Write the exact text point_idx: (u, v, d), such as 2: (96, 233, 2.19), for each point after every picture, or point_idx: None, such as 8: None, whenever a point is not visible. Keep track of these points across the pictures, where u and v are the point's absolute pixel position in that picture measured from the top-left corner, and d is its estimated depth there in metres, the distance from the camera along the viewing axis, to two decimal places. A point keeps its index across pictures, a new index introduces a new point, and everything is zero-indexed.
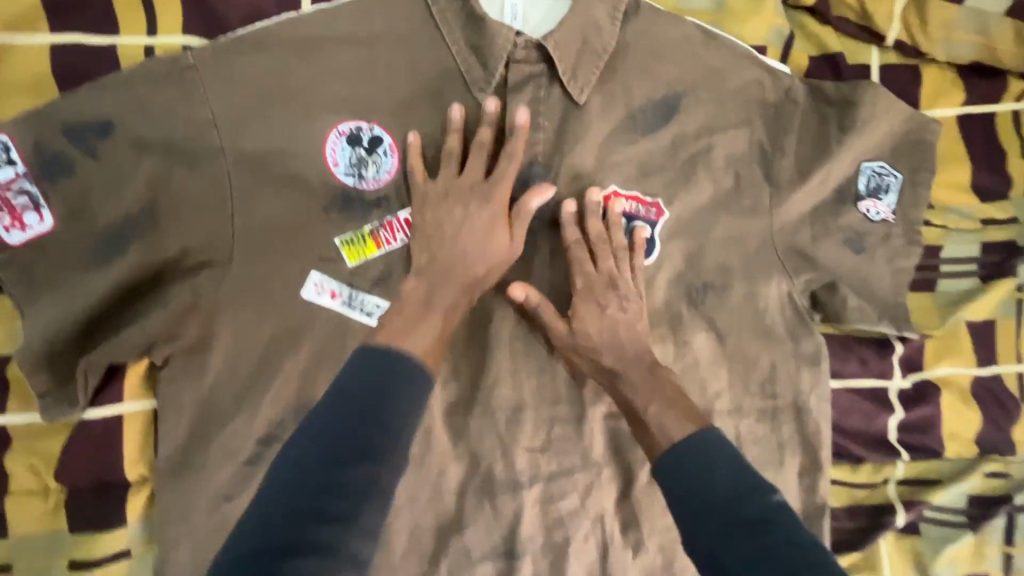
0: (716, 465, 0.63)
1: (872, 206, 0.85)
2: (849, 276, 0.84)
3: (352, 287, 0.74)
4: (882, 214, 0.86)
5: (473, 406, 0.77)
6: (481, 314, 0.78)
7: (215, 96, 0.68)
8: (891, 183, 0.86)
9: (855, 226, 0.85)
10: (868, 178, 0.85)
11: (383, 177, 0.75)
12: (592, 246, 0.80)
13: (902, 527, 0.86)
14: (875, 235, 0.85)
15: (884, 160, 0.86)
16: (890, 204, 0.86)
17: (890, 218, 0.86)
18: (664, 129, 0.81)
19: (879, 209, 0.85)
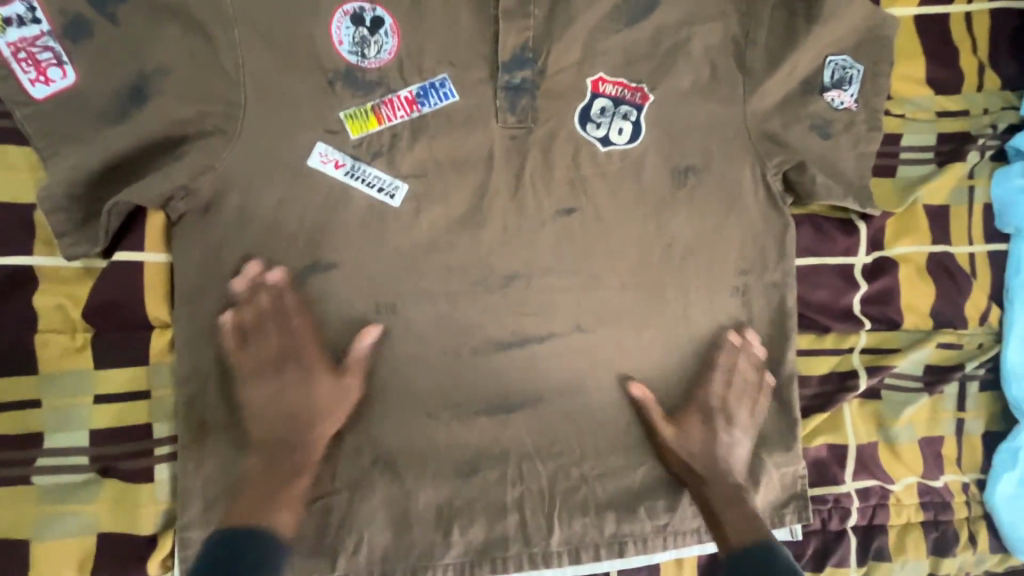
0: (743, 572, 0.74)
1: (837, 96, 0.92)
2: (816, 158, 0.91)
3: (356, 160, 0.80)
4: (846, 103, 0.93)
5: (469, 273, 0.83)
6: (478, 187, 0.83)
7: None
8: (854, 75, 0.93)
9: (822, 113, 0.92)
10: (834, 70, 0.92)
11: (384, 57, 0.80)
12: (581, 129, 0.86)
13: (863, 391, 0.96)
14: (840, 122, 0.93)
15: (848, 53, 0.93)
16: (853, 94, 0.93)
17: (853, 107, 0.93)
18: (647, 20, 0.87)
19: (844, 98, 0.93)
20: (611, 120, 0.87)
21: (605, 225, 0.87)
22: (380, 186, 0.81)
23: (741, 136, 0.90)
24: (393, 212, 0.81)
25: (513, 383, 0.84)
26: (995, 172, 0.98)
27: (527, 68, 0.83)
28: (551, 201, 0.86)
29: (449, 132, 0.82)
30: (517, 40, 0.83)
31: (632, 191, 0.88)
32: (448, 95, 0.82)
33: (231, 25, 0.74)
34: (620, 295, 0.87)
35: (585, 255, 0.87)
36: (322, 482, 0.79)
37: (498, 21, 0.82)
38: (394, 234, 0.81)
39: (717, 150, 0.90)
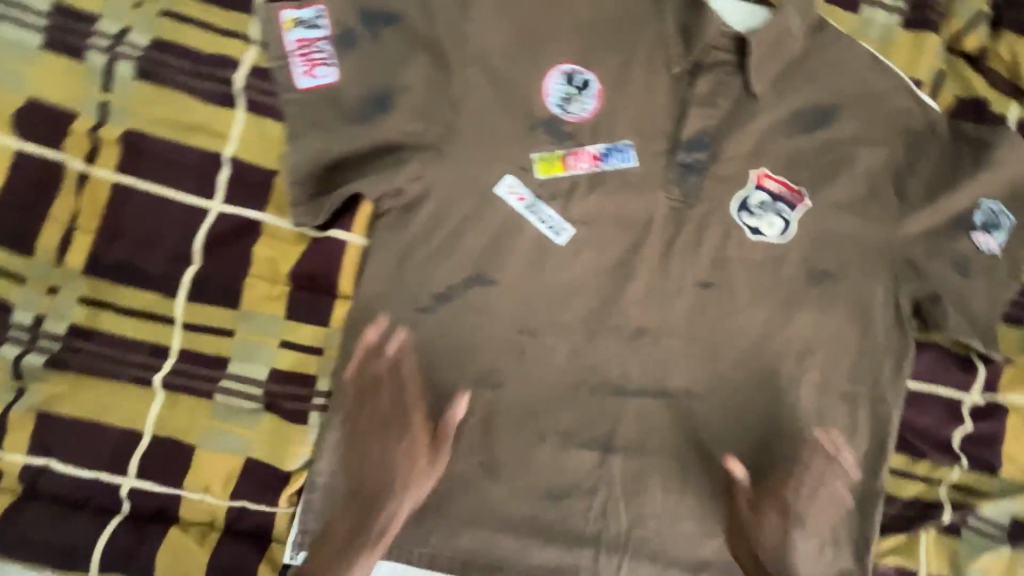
0: (692, 422, 0.92)
1: (983, 240, 0.96)
2: (951, 294, 0.95)
3: (536, 198, 0.90)
4: (992, 248, 0.96)
5: (606, 319, 0.91)
6: (635, 246, 0.92)
7: (477, 20, 0.87)
8: (1002, 222, 0.97)
9: (964, 252, 0.96)
10: (985, 214, 0.96)
11: (583, 115, 0.90)
12: (736, 216, 0.94)
13: (946, 525, 0.97)
14: (981, 264, 0.96)
15: (1003, 201, 0.98)
16: (998, 240, 0.97)
17: (997, 252, 0.97)
18: (821, 131, 0.94)
19: (989, 243, 0.96)
20: (766, 213, 0.94)
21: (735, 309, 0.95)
22: (550, 224, 0.90)
23: (883, 255, 0.96)
24: (555, 248, 0.91)
25: (621, 427, 0.91)
26: None
27: (702, 152, 0.92)
28: (693, 274, 0.93)
29: (621, 191, 0.92)
30: (700, 126, 0.92)
31: (771, 279, 0.95)
32: (628, 160, 0.92)
33: (470, 64, 0.87)
34: (733, 374, 0.94)
35: (710, 329, 0.93)
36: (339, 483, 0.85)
37: (688, 106, 0.92)
38: (551, 268, 0.90)
39: (859, 262, 0.96)
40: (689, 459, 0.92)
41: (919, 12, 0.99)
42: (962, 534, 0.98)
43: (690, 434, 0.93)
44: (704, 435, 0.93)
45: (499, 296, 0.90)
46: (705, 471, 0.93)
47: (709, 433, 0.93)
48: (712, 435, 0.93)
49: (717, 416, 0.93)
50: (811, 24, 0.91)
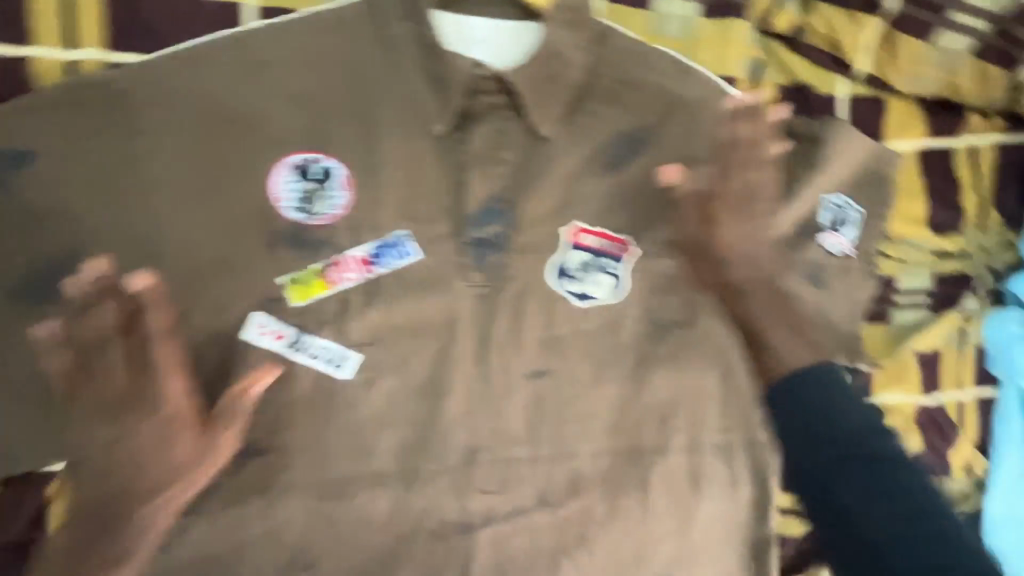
0: (813, 393, 0.74)
1: (833, 240, 0.87)
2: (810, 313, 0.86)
3: (300, 330, 0.71)
4: (844, 248, 0.88)
5: (426, 449, 0.75)
6: (444, 355, 0.76)
7: (160, 131, 0.68)
8: (852, 215, 0.87)
9: (813, 260, 0.86)
10: (831, 211, 0.86)
11: (334, 212, 0.70)
12: (559, 286, 0.78)
13: None
14: (834, 269, 0.87)
15: (847, 192, 0.87)
16: (851, 238, 0.88)
17: (851, 253, 0.88)
18: (633, 164, 0.79)
19: (841, 243, 0.87)
20: (591, 273, 0.79)
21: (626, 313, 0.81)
22: (328, 356, 0.72)
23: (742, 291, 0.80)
24: (342, 384, 0.73)
25: (473, 566, 0.77)
26: (989, 315, 0.96)
27: (498, 222, 0.75)
28: (520, 365, 0.78)
29: (410, 295, 0.74)
30: (488, 191, 0.74)
31: (610, 348, 0.81)
32: (408, 254, 0.73)
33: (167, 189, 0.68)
34: (591, 464, 0.82)
35: (554, 421, 0.80)
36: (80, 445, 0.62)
37: (466, 170, 0.73)
38: (344, 411, 0.73)
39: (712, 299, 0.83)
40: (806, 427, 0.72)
41: None
42: None
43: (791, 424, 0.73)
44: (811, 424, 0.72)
45: (285, 459, 0.71)
46: (846, 461, 0.70)
47: (827, 429, 0.71)
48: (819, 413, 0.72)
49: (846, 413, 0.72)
50: (590, 41, 0.74)
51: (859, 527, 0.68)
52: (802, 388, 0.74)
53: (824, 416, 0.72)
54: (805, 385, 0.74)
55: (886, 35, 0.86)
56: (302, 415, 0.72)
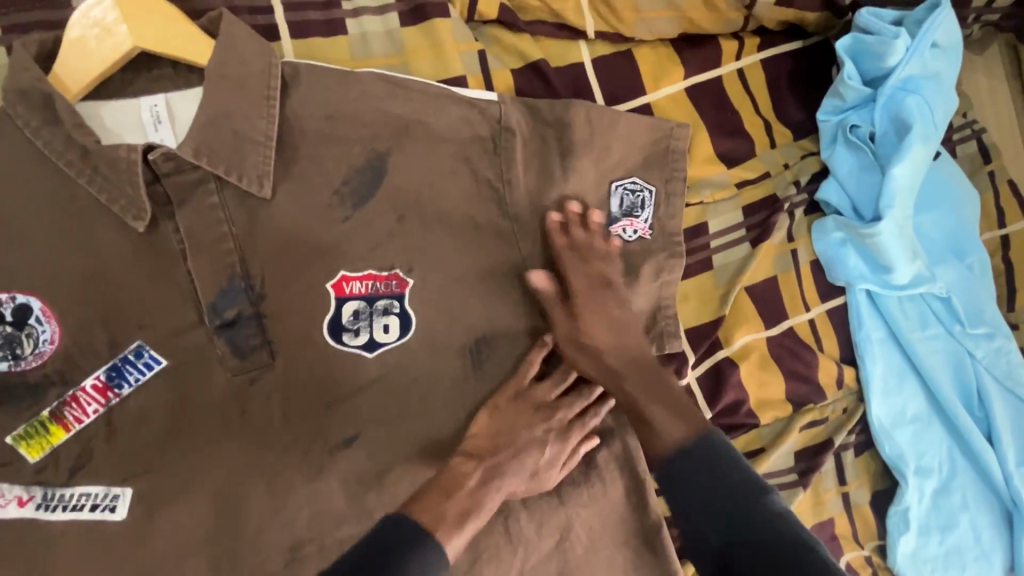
0: (699, 479, 0.60)
1: (629, 226, 0.79)
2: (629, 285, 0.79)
3: (46, 486, 0.64)
4: (641, 231, 0.79)
5: (239, 564, 0.67)
6: (226, 460, 0.68)
7: None
8: (646, 197, 0.80)
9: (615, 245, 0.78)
10: (621, 197, 0.79)
11: (44, 349, 0.63)
12: (338, 345, 0.72)
13: None
14: (640, 248, 0.79)
15: (635, 175, 0.80)
16: (647, 220, 0.80)
17: (648, 235, 0.80)
18: (379, 198, 0.73)
19: (638, 227, 0.79)
20: (370, 320, 0.73)
21: (590, 369, 0.75)
22: (93, 502, 0.64)
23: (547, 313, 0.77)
24: (115, 527, 0.65)
25: None
26: (812, 226, 0.94)
27: (241, 301, 0.68)
28: (320, 440, 0.71)
29: (166, 410, 0.67)
30: (216, 273, 0.67)
31: (420, 391, 0.75)
32: (150, 365, 0.66)
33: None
34: None
35: (380, 485, 0.72)
36: None
37: (185, 258, 0.66)
38: (126, 557, 0.64)
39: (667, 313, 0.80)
40: (700, 532, 0.59)
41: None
42: None
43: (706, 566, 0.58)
44: (687, 503, 0.60)
45: None
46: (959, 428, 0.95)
47: (715, 532, 0.58)
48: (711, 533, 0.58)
49: (727, 474, 0.59)
50: (277, 89, 0.68)
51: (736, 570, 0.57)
52: (679, 468, 0.62)
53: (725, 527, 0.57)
54: (682, 463, 0.62)
55: None
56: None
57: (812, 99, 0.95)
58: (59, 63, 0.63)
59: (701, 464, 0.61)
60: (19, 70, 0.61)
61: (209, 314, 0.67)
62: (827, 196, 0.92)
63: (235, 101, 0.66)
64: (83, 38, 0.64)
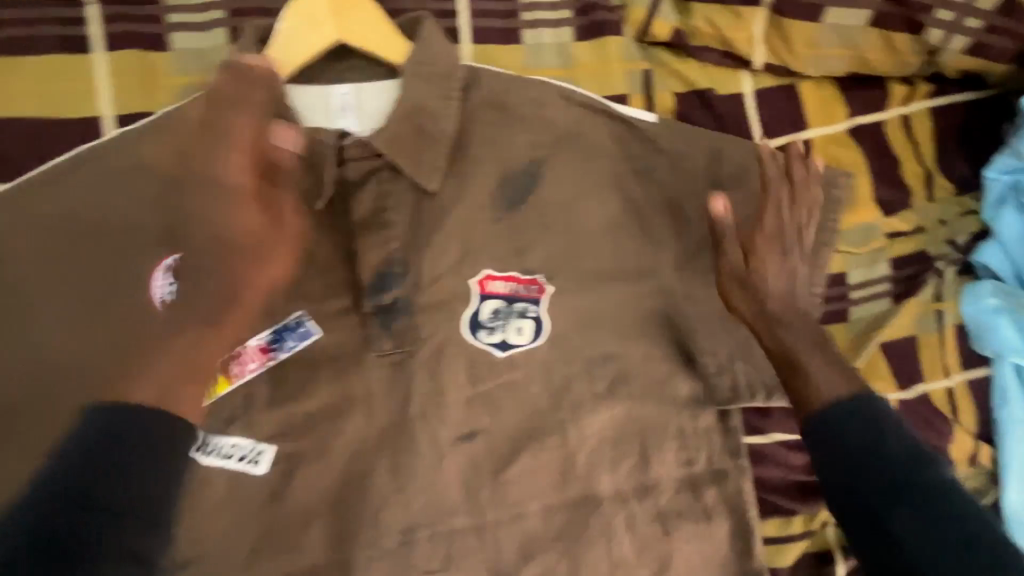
0: (851, 432, 0.59)
1: None
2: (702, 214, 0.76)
3: (206, 432, 0.69)
4: None
5: (358, 538, 0.70)
6: (360, 434, 0.72)
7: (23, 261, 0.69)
8: None
9: None
10: None
11: None
12: (475, 341, 0.75)
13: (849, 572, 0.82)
14: None
15: None
16: None
17: None
18: (530, 204, 0.76)
19: None
20: (508, 320, 0.75)
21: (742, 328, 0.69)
22: (241, 453, 0.69)
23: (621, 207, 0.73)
24: (258, 480, 0.69)
25: None
26: (963, 289, 0.88)
27: (397, 285, 0.71)
28: (447, 429, 0.74)
29: (313, 379, 0.71)
30: (379, 257, 0.71)
31: (543, 395, 0.76)
32: (308, 334, 0.71)
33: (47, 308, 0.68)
34: (546, 522, 0.76)
35: (494, 481, 0.75)
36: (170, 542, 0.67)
37: (353, 238, 0.70)
38: (263, 508, 0.69)
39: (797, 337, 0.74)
40: (874, 512, 0.56)
41: (589, 11, 0.77)
42: None
43: (856, 527, 0.58)
44: (864, 497, 0.57)
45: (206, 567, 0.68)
46: None
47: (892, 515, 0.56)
48: (870, 501, 0.57)
49: (901, 440, 0.58)
50: (459, 87, 0.71)
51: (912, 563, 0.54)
52: (841, 426, 0.60)
53: (911, 517, 0.55)
54: (836, 424, 0.60)
55: (776, 20, 0.77)
56: (222, 519, 0.68)
57: (981, 154, 0.89)
58: (272, 48, 0.69)
59: (848, 426, 0.59)
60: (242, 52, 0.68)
61: (368, 294, 0.71)
62: (984, 258, 0.86)
63: (422, 96, 0.69)
64: (293, 26, 0.68)
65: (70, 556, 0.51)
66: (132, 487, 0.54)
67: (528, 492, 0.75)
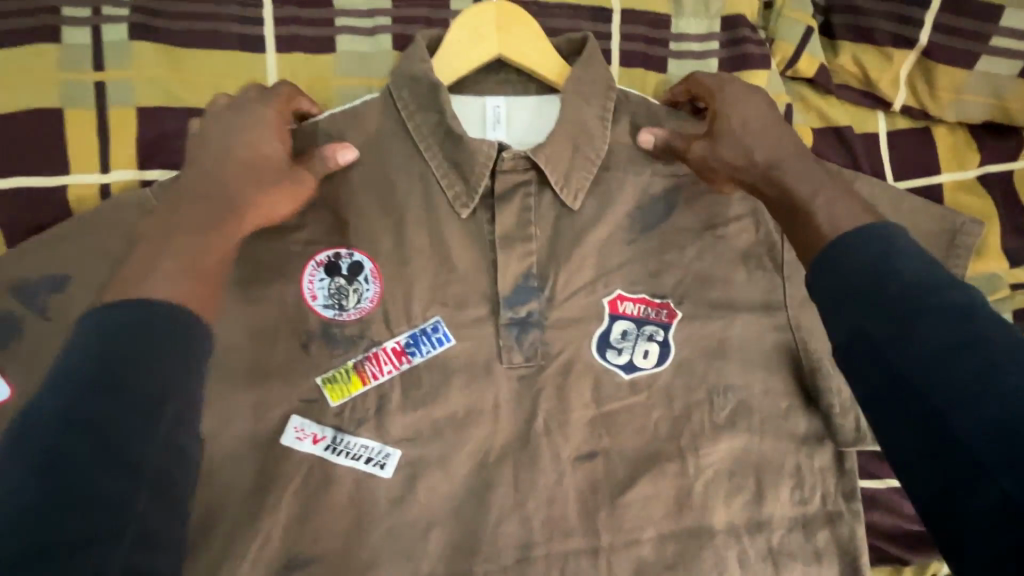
0: (868, 263, 0.52)
1: None
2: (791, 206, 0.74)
3: (337, 431, 0.68)
4: None
5: (476, 550, 0.70)
6: (485, 446, 0.71)
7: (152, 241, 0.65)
8: None
9: None
10: None
11: (364, 305, 0.69)
12: (603, 361, 0.74)
13: None
14: None
15: None
16: None
17: None
18: (667, 227, 0.75)
19: None
20: (636, 343, 0.75)
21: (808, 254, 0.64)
22: (369, 455, 0.69)
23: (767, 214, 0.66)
24: (384, 484, 0.69)
25: None
26: None
27: (534, 299, 0.71)
28: (569, 447, 0.73)
29: (444, 386, 0.71)
30: (521, 269, 0.71)
31: (665, 421, 0.76)
32: (442, 340, 0.71)
33: None
34: (659, 551, 0.74)
35: (611, 505, 0.74)
36: (293, 540, 0.67)
37: (495, 248, 0.70)
38: (386, 513, 0.69)
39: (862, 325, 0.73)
40: (904, 379, 0.46)
41: (737, 44, 0.78)
42: None
43: (917, 442, 0.45)
44: (889, 348, 0.48)
45: (327, 569, 0.67)
46: None
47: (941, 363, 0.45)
48: (900, 351, 0.47)
49: (908, 268, 0.50)
50: (612, 109, 0.73)
51: (950, 417, 0.44)
52: (851, 258, 0.54)
53: (981, 360, 0.44)
54: (847, 254, 0.54)
55: (923, 64, 0.78)
56: (346, 520, 0.68)
57: None
58: (439, 55, 0.70)
59: (871, 252, 0.53)
60: (411, 57, 0.68)
61: (506, 305, 0.71)
62: None
63: (579, 113, 0.71)
64: (461, 37, 0.70)
65: (139, 467, 0.42)
66: (186, 387, 0.46)
67: (643, 519, 0.74)
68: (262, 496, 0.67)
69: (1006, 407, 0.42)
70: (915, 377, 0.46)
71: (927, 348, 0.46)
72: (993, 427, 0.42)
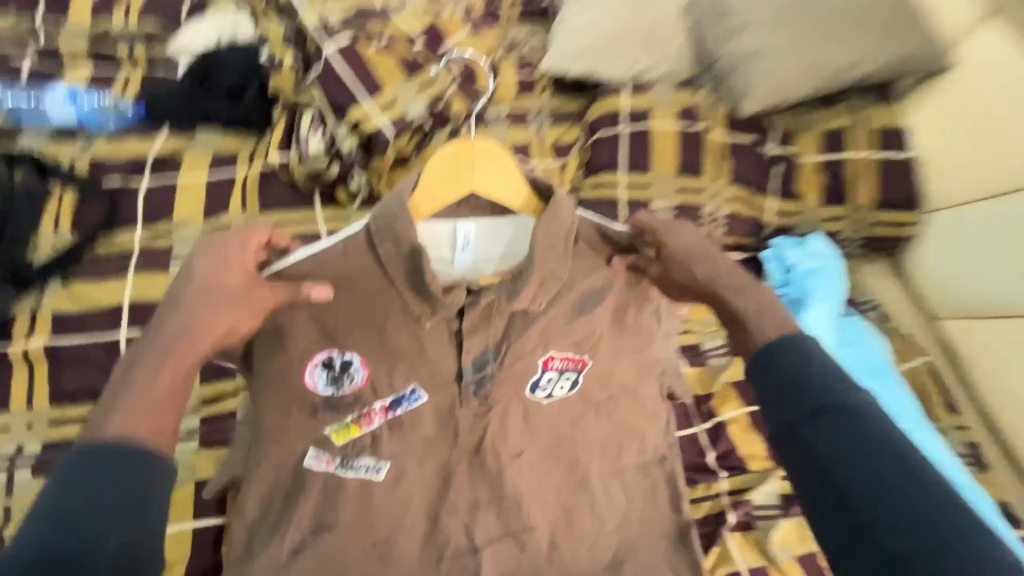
0: (786, 368, 0.79)
1: None
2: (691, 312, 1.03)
3: (344, 453, 1.01)
4: None
5: (440, 509, 1.06)
6: (446, 451, 1.04)
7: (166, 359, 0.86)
8: None
9: None
10: None
11: (357, 382, 0.97)
12: (533, 394, 1.05)
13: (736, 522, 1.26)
14: None
15: None
16: None
17: None
18: (580, 304, 1.02)
19: None
20: (557, 384, 1.05)
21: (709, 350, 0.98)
22: (367, 466, 1.02)
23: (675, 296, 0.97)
24: (378, 481, 1.03)
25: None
26: None
27: (488, 366, 0.99)
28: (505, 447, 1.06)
29: (418, 421, 1.01)
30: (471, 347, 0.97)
31: (571, 422, 1.09)
32: (418, 397, 1.00)
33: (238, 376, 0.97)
34: (564, 499, 1.11)
35: (532, 476, 1.09)
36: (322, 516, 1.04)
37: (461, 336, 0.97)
38: (380, 499, 1.04)
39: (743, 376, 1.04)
40: (830, 479, 0.72)
41: None
42: (756, 522, 1.27)
43: (842, 531, 0.70)
44: (815, 439, 0.74)
45: (348, 532, 1.04)
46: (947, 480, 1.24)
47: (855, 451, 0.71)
48: (831, 459, 0.72)
49: (819, 374, 0.77)
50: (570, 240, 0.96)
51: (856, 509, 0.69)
52: (779, 369, 0.80)
53: (878, 472, 0.70)
54: (773, 360, 0.80)
55: None
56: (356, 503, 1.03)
57: None
58: (418, 195, 0.93)
59: (791, 367, 0.79)
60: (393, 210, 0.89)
61: (464, 367, 0.98)
62: None
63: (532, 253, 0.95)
64: (433, 177, 0.93)
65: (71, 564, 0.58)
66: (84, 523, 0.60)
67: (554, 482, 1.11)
68: (298, 496, 1.02)
69: (896, 491, 0.69)
70: (830, 470, 0.72)
71: (842, 440, 0.73)
72: (907, 526, 0.66)
